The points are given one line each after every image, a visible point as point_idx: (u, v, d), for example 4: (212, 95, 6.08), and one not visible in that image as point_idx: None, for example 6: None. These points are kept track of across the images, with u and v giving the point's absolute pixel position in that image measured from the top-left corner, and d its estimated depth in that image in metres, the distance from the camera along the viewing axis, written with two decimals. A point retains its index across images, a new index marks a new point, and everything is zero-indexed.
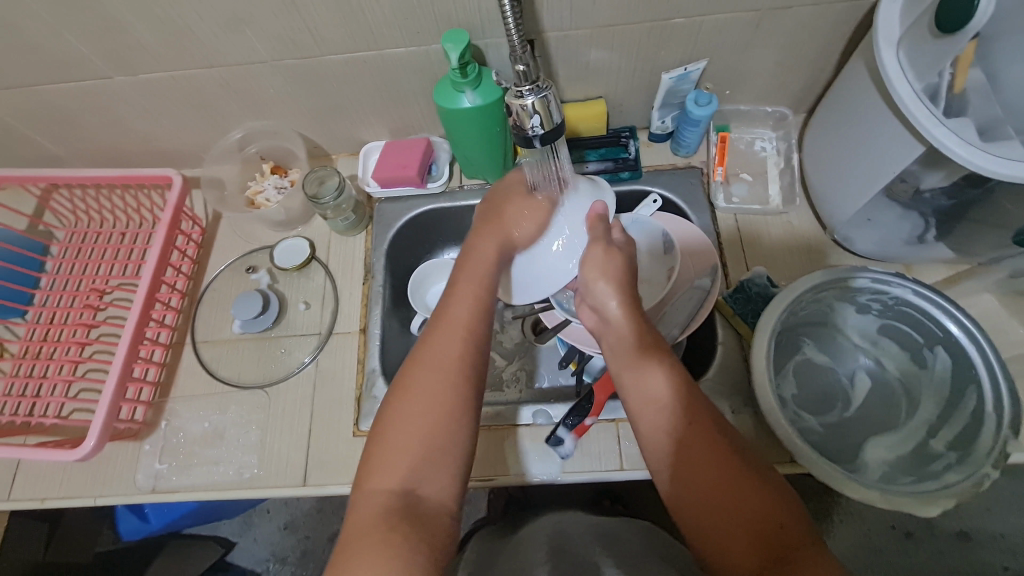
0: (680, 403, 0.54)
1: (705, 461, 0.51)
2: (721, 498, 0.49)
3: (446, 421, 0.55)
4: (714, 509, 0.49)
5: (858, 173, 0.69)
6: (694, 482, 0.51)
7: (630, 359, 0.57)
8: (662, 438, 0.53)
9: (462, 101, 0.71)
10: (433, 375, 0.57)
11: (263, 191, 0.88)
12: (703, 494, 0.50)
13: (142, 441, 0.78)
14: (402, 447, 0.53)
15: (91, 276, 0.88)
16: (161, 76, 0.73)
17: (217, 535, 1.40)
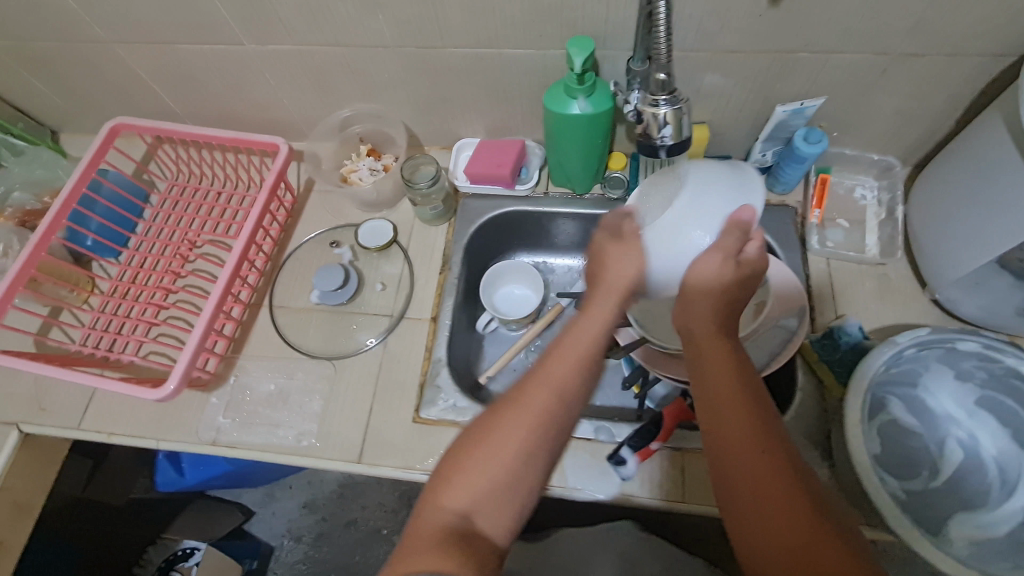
0: (752, 431, 0.49)
1: (772, 495, 0.46)
2: (786, 538, 0.44)
3: (532, 455, 0.51)
4: (777, 549, 0.44)
5: (976, 232, 0.66)
6: (756, 518, 0.46)
7: (715, 385, 0.52)
8: (727, 468, 0.49)
9: (573, 107, 0.72)
10: (538, 395, 0.53)
11: (357, 170, 0.90)
12: (766, 532, 0.45)
13: (210, 393, 0.80)
14: (484, 462, 0.50)
15: (185, 228, 0.92)
16: (289, 49, 0.77)
17: (240, 502, 1.43)
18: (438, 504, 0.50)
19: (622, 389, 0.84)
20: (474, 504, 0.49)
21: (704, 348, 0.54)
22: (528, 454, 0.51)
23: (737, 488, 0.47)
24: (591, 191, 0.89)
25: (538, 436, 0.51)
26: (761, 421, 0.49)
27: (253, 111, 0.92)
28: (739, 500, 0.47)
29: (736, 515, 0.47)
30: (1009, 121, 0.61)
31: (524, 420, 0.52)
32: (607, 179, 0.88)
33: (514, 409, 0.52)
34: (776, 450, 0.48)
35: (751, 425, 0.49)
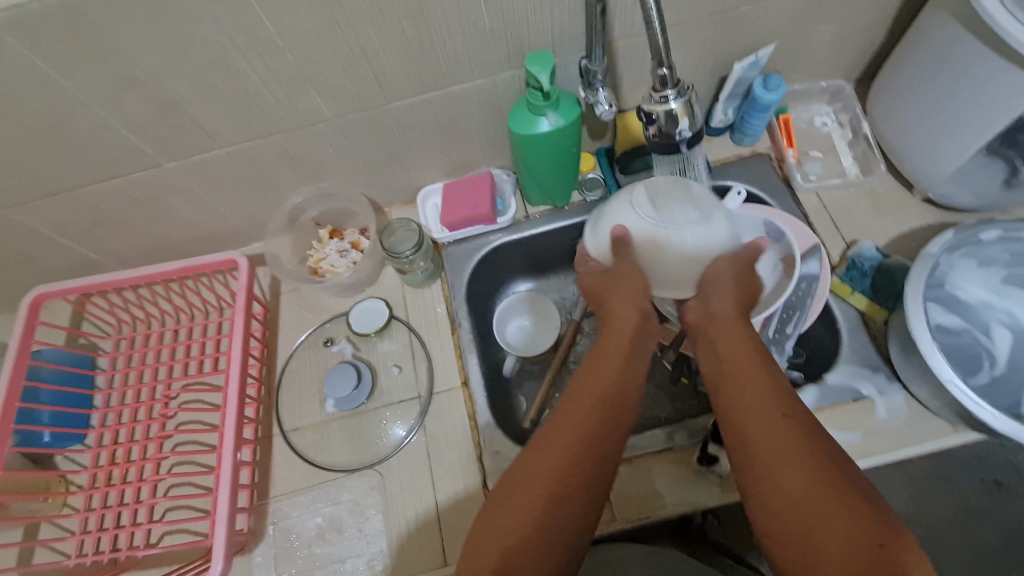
0: (761, 388, 0.48)
1: (783, 447, 0.43)
2: (798, 493, 0.41)
3: (570, 494, 0.45)
4: (790, 506, 0.41)
5: (955, 127, 0.68)
6: (764, 472, 0.43)
7: (731, 357, 0.52)
8: (738, 429, 0.46)
9: (542, 124, 0.68)
10: (562, 425, 0.48)
11: (326, 257, 0.82)
12: (780, 491, 0.42)
13: (252, 553, 0.70)
14: (522, 508, 0.45)
15: (151, 382, 0.81)
16: (216, 154, 0.69)
17: None
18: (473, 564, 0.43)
19: (671, 384, 0.81)
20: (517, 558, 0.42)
21: (721, 326, 0.55)
22: (559, 487, 0.45)
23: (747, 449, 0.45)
24: (570, 201, 0.85)
25: (574, 467, 0.46)
26: (771, 380, 0.48)
27: (189, 231, 0.82)
28: (750, 459, 0.45)
29: (746, 473, 0.45)
30: (957, 16, 0.63)
31: (557, 444, 0.47)
32: (583, 184, 0.85)
33: (539, 442, 0.48)
34: (788, 407, 0.46)
35: (765, 384, 0.48)
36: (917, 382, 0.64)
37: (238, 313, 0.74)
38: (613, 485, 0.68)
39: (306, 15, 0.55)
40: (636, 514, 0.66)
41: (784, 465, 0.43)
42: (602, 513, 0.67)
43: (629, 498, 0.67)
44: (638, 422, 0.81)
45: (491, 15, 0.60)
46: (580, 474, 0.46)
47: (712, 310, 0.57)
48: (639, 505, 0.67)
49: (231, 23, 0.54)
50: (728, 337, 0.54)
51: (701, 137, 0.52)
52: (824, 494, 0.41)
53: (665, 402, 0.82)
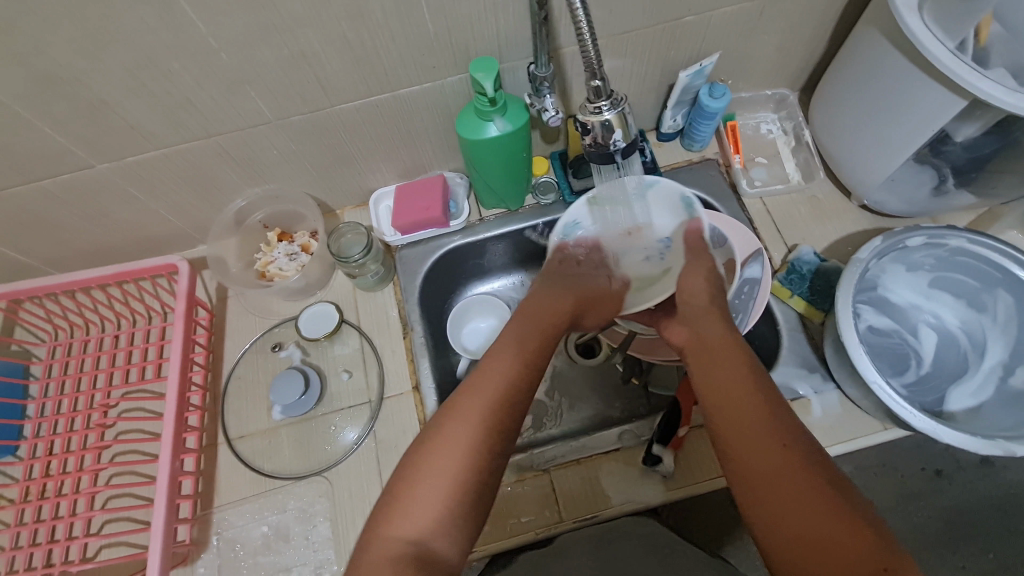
0: (763, 414, 0.45)
1: (784, 478, 0.41)
2: (805, 524, 0.39)
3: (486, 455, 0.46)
4: (810, 544, 0.39)
5: (885, 138, 0.71)
6: (769, 501, 0.41)
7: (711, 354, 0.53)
8: (737, 457, 0.44)
9: (490, 130, 0.68)
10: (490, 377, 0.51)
11: (274, 260, 0.81)
12: (790, 520, 0.40)
13: (195, 565, 0.68)
14: (436, 465, 0.46)
15: (89, 391, 0.78)
16: (153, 156, 0.67)
17: None
18: (393, 529, 0.43)
19: (623, 385, 0.83)
20: (437, 521, 0.44)
21: (719, 344, 0.53)
22: (483, 440, 0.47)
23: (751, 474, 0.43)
24: (523, 204, 0.86)
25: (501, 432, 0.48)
26: (768, 403, 0.46)
27: (128, 234, 0.79)
28: (754, 489, 0.42)
29: (752, 497, 0.42)
30: (886, 32, 0.65)
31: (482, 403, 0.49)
32: (536, 187, 0.85)
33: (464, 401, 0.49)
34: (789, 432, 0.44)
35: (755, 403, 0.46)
36: (848, 382, 0.67)
37: (178, 320, 0.72)
38: (562, 485, 0.69)
39: (239, 16, 0.53)
40: (583, 513, 0.67)
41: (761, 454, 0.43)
42: (549, 514, 0.68)
43: (577, 497, 0.68)
44: (589, 421, 0.82)
45: (434, 20, 0.59)
46: (503, 442, 0.48)
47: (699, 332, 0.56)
48: (586, 504, 0.68)
49: (159, 24, 0.52)
50: (724, 357, 0.51)
51: (637, 147, 0.53)
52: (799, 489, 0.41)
53: (617, 402, 0.83)
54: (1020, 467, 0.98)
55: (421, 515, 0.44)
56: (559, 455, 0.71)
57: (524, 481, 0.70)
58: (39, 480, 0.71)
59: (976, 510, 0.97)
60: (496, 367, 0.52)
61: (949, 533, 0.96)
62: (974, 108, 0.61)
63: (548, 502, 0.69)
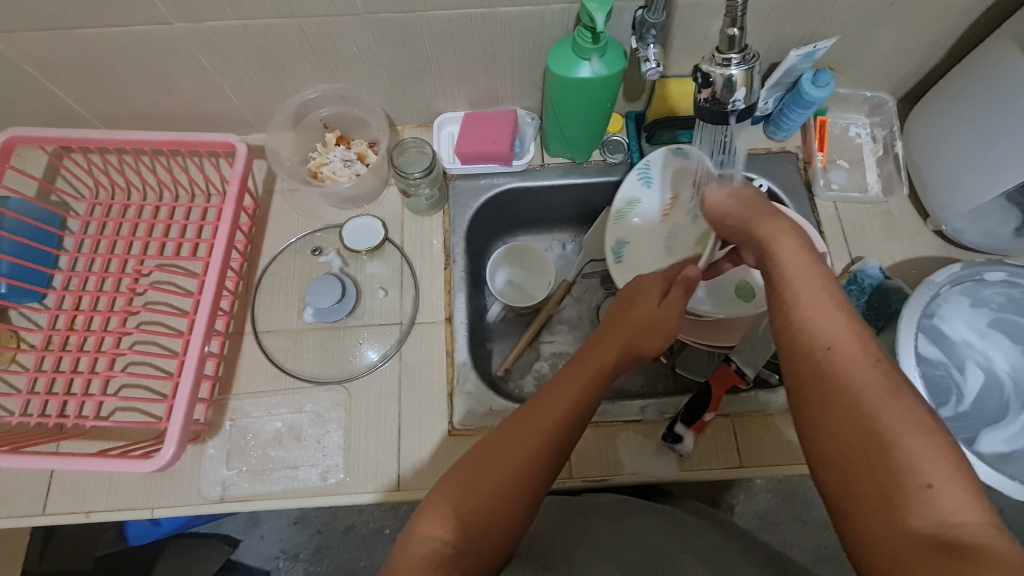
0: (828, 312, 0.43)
1: (840, 377, 0.40)
2: (851, 423, 0.38)
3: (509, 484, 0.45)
4: (856, 446, 0.38)
5: (988, 163, 0.67)
6: (821, 399, 0.40)
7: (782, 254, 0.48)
8: (794, 356, 0.43)
9: (584, 69, 0.65)
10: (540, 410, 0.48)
11: (328, 163, 0.78)
12: (836, 418, 0.39)
13: (205, 445, 0.69)
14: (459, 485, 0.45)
15: (124, 255, 0.77)
16: (232, 25, 0.63)
17: (220, 533, 1.10)
18: (423, 534, 0.42)
19: (649, 361, 0.82)
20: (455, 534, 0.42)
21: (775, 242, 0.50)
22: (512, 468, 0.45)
23: (808, 369, 0.41)
24: (590, 158, 0.82)
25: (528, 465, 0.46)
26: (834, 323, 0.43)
27: (186, 104, 0.77)
28: (807, 386, 0.41)
29: (802, 390, 0.42)
30: None
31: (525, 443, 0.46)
32: (607, 144, 0.82)
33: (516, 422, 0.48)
34: (852, 330, 0.42)
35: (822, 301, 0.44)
36: None
37: (228, 201, 0.70)
38: (577, 444, 0.69)
39: None
40: (594, 475, 0.67)
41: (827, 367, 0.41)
42: (559, 469, 0.68)
43: (590, 459, 0.68)
44: (609, 389, 0.82)
45: None
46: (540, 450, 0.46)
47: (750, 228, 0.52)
48: (598, 467, 0.68)
49: None
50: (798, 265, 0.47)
51: (752, 113, 0.50)
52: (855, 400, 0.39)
53: (640, 376, 0.82)
54: None
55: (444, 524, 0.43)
56: None
57: None
58: (64, 332, 0.71)
59: None
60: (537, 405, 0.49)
61: None
62: None
63: None
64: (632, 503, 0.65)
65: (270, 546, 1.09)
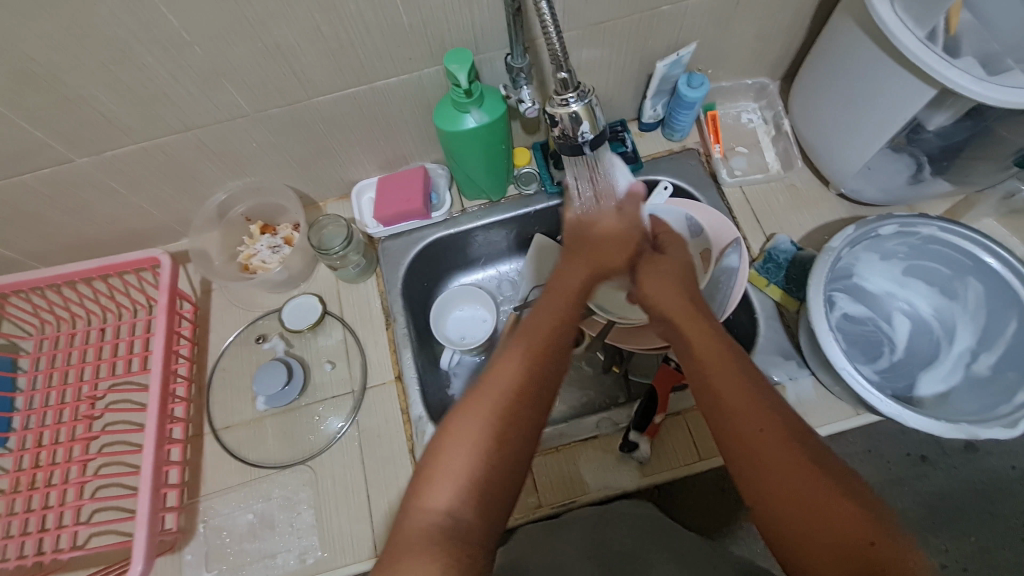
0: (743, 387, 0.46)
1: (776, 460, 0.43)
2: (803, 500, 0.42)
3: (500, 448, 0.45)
4: (802, 531, 0.41)
5: (858, 127, 0.72)
6: (769, 474, 0.43)
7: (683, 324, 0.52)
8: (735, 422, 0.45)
9: (467, 121, 0.69)
10: (506, 362, 0.50)
11: (257, 253, 0.81)
12: (779, 502, 0.42)
13: (182, 552, 0.70)
14: (464, 451, 0.45)
15: (75, 383, 0.79)
16: (132, 150, 0.67)
17: None
18: (420, 507, 0.44)
19: (602, 374, 0.84)
20: (462, 500, 0.44)
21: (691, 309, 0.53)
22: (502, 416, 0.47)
23: (750, 455, 0.44)
24: (506, 195, 0.86)
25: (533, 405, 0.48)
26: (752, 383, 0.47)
27: (112, 227, 0.80)
28: (751, 472, 0.44)
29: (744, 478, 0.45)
30: (861, 20, 0.65)
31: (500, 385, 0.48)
32: (516, 179, 0.85)
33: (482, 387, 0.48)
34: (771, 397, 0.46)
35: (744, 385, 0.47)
36: (823, 368, 0.68)
37: (161, 313, 0.73)
38: (540, 471, 0.70)
39: (210, 11, 0.53)
40: (561, 500, 0.69)
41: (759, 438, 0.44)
42: (529, 500, 0.69)
43: (556, 484, 0.70)
44: (572, 411, 0.83)
45: (407, 12, 0.59)
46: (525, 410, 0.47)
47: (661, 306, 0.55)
48: (564, 490, 0.69)
49: (130, 18, 0.52)
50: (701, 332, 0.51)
51: (606, 139, 0.57)
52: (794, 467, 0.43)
53: (597, 391, 0.84)
54: (1001, 449, 1.00)
55: (453, 491, 0.44)
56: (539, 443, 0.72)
57: None
58: (28, 470, 0.72)
59: (957, 493, 0.99)
60: (508, 359, 0.50)
61: (932, 517, 0.98)
62: (944, 97, 0.61)
63: (528, 488, 0.70)
64: (606, 513, 0.65)
65: None
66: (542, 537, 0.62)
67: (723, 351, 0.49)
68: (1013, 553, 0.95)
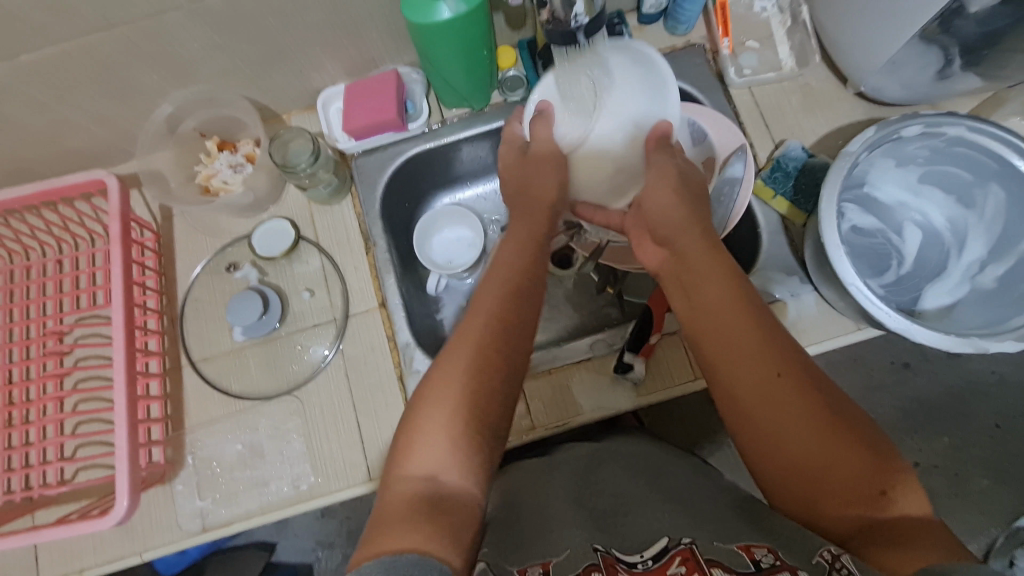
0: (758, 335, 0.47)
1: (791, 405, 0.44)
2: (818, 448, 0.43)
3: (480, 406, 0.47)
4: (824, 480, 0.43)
5: (886, 12, 0.63)
6: (783, 425, 0.44)
7: (697, 271, 0.50)
8: (750, 371, 0.46)
9: (442, 11, 0.59)
10: (477, 326, 0.50)
11: (217, 173, 0.74)
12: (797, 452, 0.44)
13: (172, 483, 0.69)
14: (442, 420, 0.46)
15: (38, 319, 0.74)
16: (50, 53, 0.58)
17: (255, 539, 1.08)
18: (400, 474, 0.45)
19: (596, 296, 0.81)
20: (448, 462, 0.44)
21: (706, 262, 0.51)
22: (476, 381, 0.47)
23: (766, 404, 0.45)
24: (490, 102, 0.77)
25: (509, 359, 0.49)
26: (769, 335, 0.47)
27: (46, 146, 0.71)
28: (779, 435, 0.44)
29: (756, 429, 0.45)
30: None
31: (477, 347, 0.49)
32: (500, 84, 0.76)
33: (461, 352, 0.49)
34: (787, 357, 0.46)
35: (812, 431, 0.43)
36: (827, 280, 0.64)
37: (115, 242, 0.67)
38: (532, 394, 0.68)
39: None
40: (552, 423, 0.67)
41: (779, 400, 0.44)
42: (522, 423, 0.68)
43: (548, 406, 0.68)
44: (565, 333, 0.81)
45: None
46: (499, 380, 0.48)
47: (704, 349, 0.49)
48: (556, 413, 0.68)
49: None
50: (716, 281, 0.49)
51: (604, 20, 0.52)
52: (816, 426, 0.43)
53: (590, 312, 0.81)
54: (990, 357, 1.00)
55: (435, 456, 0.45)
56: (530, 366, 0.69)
57: None
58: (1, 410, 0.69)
59: (944, 400, 1.00)
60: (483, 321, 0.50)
61: (917, 422, 1.00)
62: None
63: (519, 411, 0.68)
64: (605, 448, 0.63)
65: (305, 542, 1.08)
66: (539, 478, 0.59)
67: (803, 391, 0.44)
68: (984, 452, 0.99)
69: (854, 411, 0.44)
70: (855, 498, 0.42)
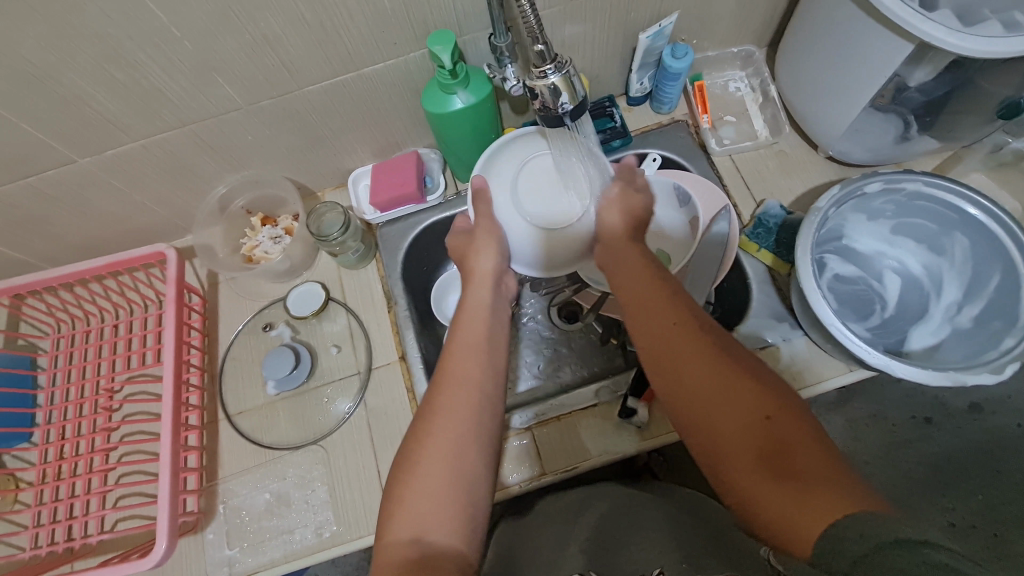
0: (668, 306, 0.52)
1: (689, 355, 0.47)
2: (715, 393, 0.44)
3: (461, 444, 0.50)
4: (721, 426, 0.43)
5: (840, 88, 0.72)
6: (685, 372, 0.47)
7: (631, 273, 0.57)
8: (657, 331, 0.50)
9: (454, 102, 0.70)
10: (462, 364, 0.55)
11: (259, 244, 0.84)
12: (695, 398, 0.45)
13: (204, 532, 0.73)
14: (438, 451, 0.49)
15: (93, 377, 0.82)
16: (131, 147, 0.69)
17: None
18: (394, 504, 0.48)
19: (601, 347, 0.86)
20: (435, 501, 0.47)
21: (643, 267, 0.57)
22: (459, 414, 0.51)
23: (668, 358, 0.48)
24: None
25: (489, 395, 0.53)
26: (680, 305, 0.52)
27: (116, 225, 0.82)
28: (681, 383, 0.46)
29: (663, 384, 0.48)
30: None
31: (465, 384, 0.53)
32: None
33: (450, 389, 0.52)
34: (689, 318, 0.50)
35: (708, 374, 0.45)
36: (811, 326, 0.69)
37: (170, 305, 0.76)
38: (542, 441, 0.72)
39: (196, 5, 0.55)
40: (561, 469, 0.71)
41: (680, 351, 0.48)
42: (533, 468, 0.71)
43: (557, 452, 0.72)
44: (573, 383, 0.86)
45: None
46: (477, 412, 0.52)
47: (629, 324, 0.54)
48: (565, 459, 0.71)
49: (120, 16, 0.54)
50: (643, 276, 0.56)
51: (585, 108, 0.59)
52: (715, 373, 0.45)
53: (597, 362, 0.86)
54: (1008, 408, 1.00)
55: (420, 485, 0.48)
56: (540, 413, 0.74)
57: (508, 440, 0.73)
58: (54, 462, 0.75)
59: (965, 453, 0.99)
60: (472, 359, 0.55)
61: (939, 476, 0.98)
62: (923, 51, 0.61)
63: (531, 457, 0.72)
64: (595, 494, 0.71)
65: None
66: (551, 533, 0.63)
67: (701, 344, 0.47)
68: None
69: (756, 367, 0.46)
70: (749, 435, 0.42)
